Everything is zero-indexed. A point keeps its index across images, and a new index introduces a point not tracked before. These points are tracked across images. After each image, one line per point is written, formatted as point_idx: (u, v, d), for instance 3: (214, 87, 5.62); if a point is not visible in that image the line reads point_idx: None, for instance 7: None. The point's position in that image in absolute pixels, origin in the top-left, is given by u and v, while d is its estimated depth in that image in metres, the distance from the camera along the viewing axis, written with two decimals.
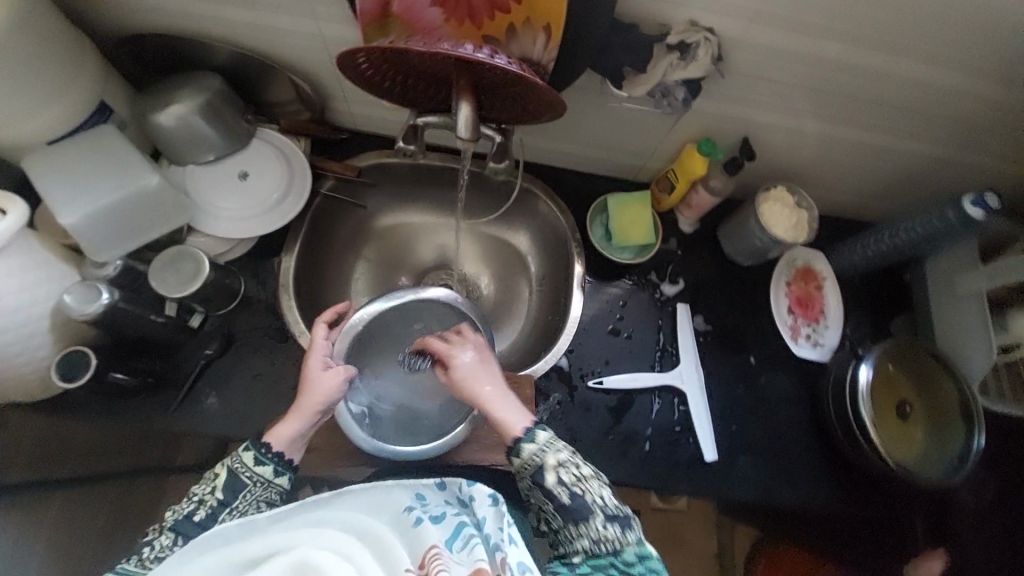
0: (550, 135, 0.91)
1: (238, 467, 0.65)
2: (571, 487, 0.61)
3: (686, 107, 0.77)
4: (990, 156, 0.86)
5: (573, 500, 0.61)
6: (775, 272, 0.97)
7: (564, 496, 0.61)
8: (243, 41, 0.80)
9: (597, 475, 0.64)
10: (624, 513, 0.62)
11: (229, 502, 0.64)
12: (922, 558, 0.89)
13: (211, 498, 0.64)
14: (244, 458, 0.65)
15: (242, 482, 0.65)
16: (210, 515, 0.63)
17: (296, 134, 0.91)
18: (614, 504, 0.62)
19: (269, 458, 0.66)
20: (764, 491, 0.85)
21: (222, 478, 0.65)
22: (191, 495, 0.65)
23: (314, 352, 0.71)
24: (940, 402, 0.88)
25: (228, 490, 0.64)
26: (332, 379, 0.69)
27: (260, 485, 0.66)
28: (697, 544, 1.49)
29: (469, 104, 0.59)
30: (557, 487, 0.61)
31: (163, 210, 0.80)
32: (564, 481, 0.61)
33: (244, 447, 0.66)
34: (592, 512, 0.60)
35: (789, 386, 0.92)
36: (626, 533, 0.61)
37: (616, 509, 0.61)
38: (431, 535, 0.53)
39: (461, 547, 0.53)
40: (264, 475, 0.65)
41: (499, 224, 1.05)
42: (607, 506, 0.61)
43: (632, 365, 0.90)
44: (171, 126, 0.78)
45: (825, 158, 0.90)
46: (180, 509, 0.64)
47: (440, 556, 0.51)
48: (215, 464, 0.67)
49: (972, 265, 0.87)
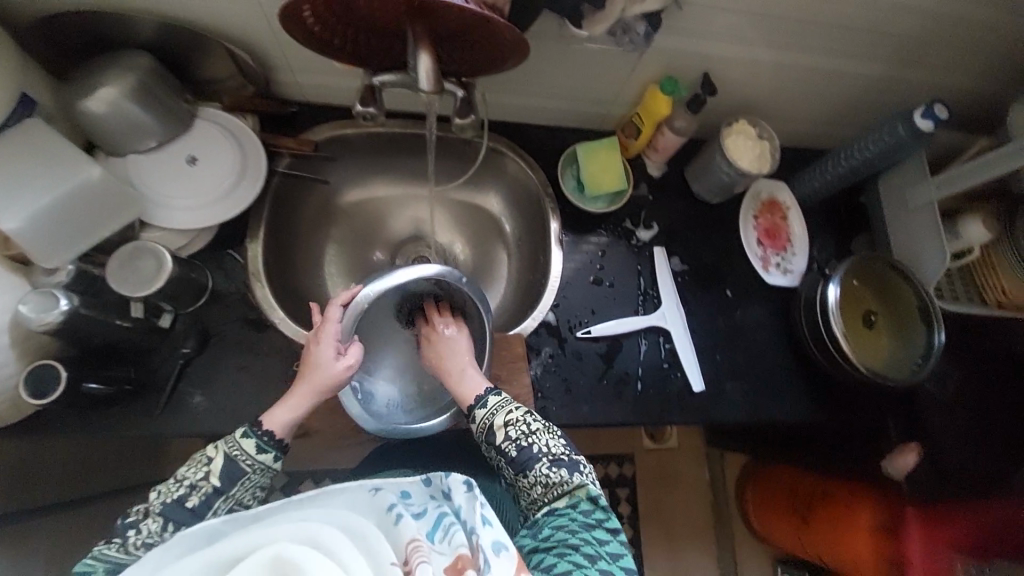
0: (512, 88, 0.88)
1: (237, 454, 0.65)
2: (518, 439, 0.68)
3: (647, 42, 0.76)
4: (943, 70, 0.87)
5: (520, 451, 0.67)
6: (742, 205, 0.99)
7: (512, 448, 0.68)
8: (166, 11, 0.73)
9: (546, 428, 0.70)
10: (569, 457, 0.68)
11: (225, 490, 0.65)
12: (898, 454, 0.92)
13: (206, 484, 0.64)
14: (244, 446, 0.66)
15: (240, 468, 0.65)
16: (204, 501, 0.64)
17: (242, 111, 0.86)
18: (558, 449, 0.68)
19: (260, 436, 0.67)
20: (751, 415, 0.90)
21: (218, 463, 0.65)
22: (182, 479, 0.64)
23: (326, 337, 0.71)
24: (902, 307, 0.93)
25: (225, 478, 0.65)
26: (343, 368, 0.71)
27: (259, 472, 0.67)
28: (691, 476, 1.58)
29: (428, 56, 0.55)
30: (505, 443, 0.68)
31: (110, 205, 0.75)
32: (510, 434, 0.68)
33: (243, 435, 0.66)
34: (536, 459, 0.67)
35: (767, 316, 0.95)
36: (575, 474, 0.66)
37: (560, 454, 0.67)
38: (412, 527, 0.54)
39: (442, 537, 0.55)
40: (264, 463, 0.67)
41: (469, 187, 1.03)
42: (550, 452, 0.67)
43: (617, 312, 0.91)
44: (103, 113, 0.72)
45: (787, 87, 0.90)
46: (168, 492, 0.63)
47: (422, 548, 0.53)
48: (206, 447, 0.66)
49: (930, 180, 0.89)
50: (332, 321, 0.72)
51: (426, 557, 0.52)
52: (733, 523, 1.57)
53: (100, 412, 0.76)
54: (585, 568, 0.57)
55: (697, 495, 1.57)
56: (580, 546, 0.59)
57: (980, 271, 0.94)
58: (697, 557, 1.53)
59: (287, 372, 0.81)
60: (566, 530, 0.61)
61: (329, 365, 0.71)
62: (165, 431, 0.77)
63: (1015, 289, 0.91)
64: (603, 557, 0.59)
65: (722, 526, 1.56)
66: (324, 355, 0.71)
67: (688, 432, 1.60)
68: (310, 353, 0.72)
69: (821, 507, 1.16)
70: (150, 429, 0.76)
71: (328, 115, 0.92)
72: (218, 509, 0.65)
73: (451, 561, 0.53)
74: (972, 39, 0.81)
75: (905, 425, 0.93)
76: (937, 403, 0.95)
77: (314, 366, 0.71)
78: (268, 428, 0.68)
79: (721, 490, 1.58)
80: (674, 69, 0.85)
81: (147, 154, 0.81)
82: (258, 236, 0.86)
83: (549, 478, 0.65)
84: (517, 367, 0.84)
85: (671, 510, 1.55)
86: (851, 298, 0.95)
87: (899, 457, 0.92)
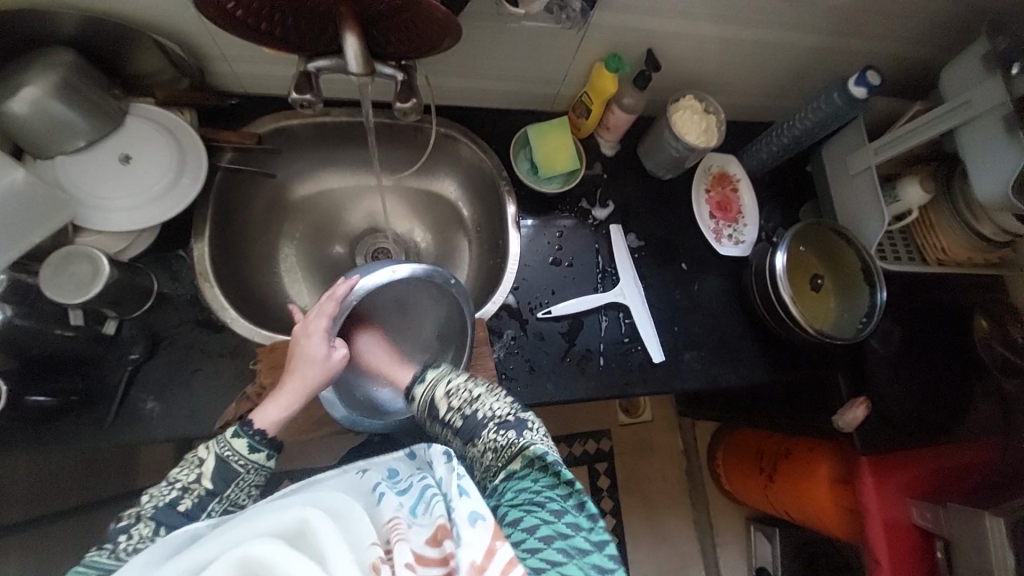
0: (457, 71, 0.87)
1: (229, 455, 0.64)
2: (462, 408, 0.70)
3: (585, 19, 0.76)
4: (876, 41, 0.90)
5: (465, 420, 0.69)
6: (694, 180, 1.01)
7: (457, 418, 0.69)
8: (82, 3, 0.69)
9: (489, 394, 0.72)
10: (516, 418, 0.69)
11: (219, 491, 0.64)
12: (849, 407, 0.95)
13: (198, 487, 0.63)
14: (235, 446, 0.65)
15: (233, 469, 0.64)
16: (198, 504, 0.63)
17: (178, 106, 0.82)
18: (504, 411, 0.69)
19: (250, 434, 0.65)
20: (710, 380, 0.93)
21: (210, 464, 0.64)
22: (174, 481, 0.63)
23: (318, 331, 0.71)
24: (845, 266, 0.97)
25: (218, 480, 0.64)
26: (333, 362, 0.72)
27: (253, 471, 0.66)
28: (665, 446, 1.63)
29: (355, 36, 0.56)
30: (449, 412, 0.70)
31: (39, 211, 0.71)
32: (452, 404, 0.70)
33: (234, 434, 0.65)
34: (483, 424, 0.68)
35: (722, 285, 0.98)
36: (524, 434, 0.66)
37: (507, 416, 0.69)
38: (391, 507, 0.55)
39: (423, 511, 0.55)
40: (258, 463, 0.66)
41: (424, 175, 1.02)
42: (494, 415, 0.69)
43: (576, 292, 0.92)
44: (26, 114, 0.68)
45: (729, 61, 0.91)
46: (162, 495, 0.62)
47: (401, 526, 0.53)
48: (198, 448, 0.66)
49: (867, 146, 0.93)
50: (322, 316, 0.73)
51: (404, 534, 0.52)
52: (707, 487, 1.62)
53: (47, 426, 0.73)
54: (554, 523, 0.57)
55: (672, 463, 1.62)
56: (545, 502, 0.59)
57: (919, 231, 0.98)
58: (675, 523, 1.58)
59: (244, 372, 0.80)
60: (529, 489, 0.61)
61: (324, 357, 0.71)
62: (118, 440, 0.74)
63: (952, 246, 0.95)
64: (568, 510, 0.58)
65: (698, 491, 1.61)
66: (316, 349, 0.71)
67: (661, 405, 1.65)
68: (300, 348, 0.71)
69: (787, 465, 1.21)
70: (102, 440, 0.74)
71: (272, 106, 0.90)
72: (214, 510, 0.64)
73: (431, 533, 0.52)
74: (901, 9, 0.83)
75: (854, 380, 0.98)
76: (883, 358, 0.99)
77: (306, 361, 0.71)
78: (259, 427, 0.66)
79: (695, 457, 1.62)
80: (619, 47, 0.85)
81: (78, 154, 0.77)
82: (204, 236, 0.83)
83: (496, 440, 0.66)
84: (480, 351, 0.85)
85: (648, 480, 1.59)
86: (801, 262, 1.00)
87: (849, 411, 0.95)
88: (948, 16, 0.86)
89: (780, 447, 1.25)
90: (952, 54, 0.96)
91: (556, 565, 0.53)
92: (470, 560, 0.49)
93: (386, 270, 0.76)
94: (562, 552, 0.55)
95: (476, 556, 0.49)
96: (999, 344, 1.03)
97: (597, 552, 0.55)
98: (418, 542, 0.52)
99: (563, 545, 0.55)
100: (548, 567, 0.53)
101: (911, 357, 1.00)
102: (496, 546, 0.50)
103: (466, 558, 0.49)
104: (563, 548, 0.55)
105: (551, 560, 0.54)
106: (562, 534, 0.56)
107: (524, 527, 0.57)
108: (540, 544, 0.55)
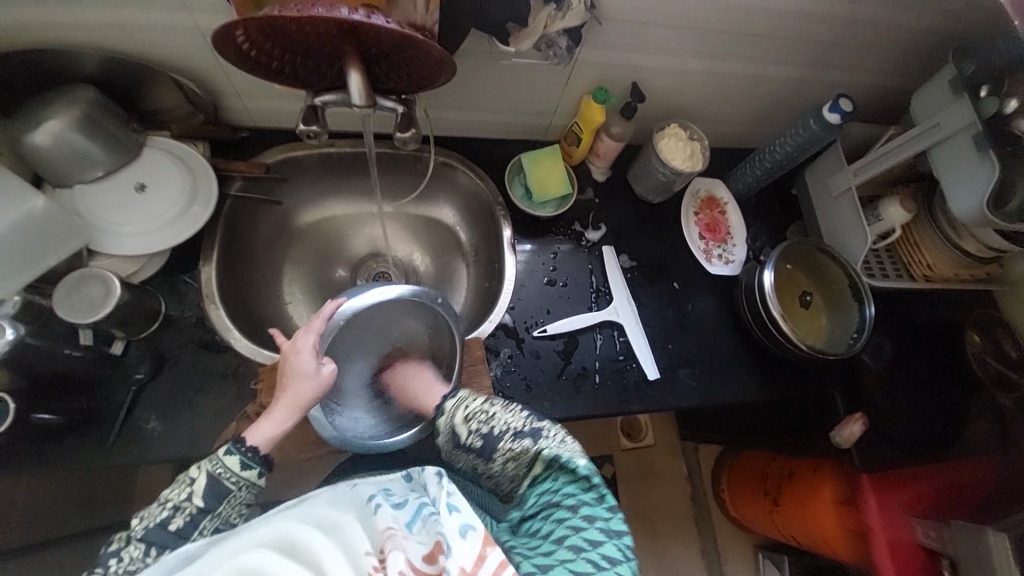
0: (455, 104, 0.93)
1: (221, 472, 0.65)
2: (479, 429, 0.72)
3: (571, 55, 0.81)
4: (850, 71, 0.95)
5: (484, 439, 0.71)
6: (683, 203, 1.05)
7: (477, 439, 0.72)
8: (109, 45, 0.74)
9: (504, 408, 0.74)
10: (531, 427, 0.70)
11: (212, 508, 0.65)
12: (846, 422, 0.96)
13: (189, 505, 0.63)
14: (228, 464, 0.65)
15: (225, 486, 0.65)
16: (189, 522, 0.64)
17: (192, 139, 0.88)
18: (520, 422, 0.71)
19: (242, 451, 0.66)
20: (705, 396, 0.94)
21: (201, 483, 0.64)
22: (165, 501, 0.63)
23: (308, 346, 0.72)
24: (834, 286, 0.99)
25: (210, 498, 0.64)
26: (322, 378, 0.72)
27: (245, 488, 0.67)
28: (668, 472, 1.60)
29: (358, 73, 0.60)
30: (468, 436, 0.72)
31: (56, 234, 0.75)
32: (471, 428, 0.72)
33: (226, 452, 0.65)
34: (500, 438, 0.70)
35: (713, 303, 1.00)
36: (540, 440, 0.68)
37: (522, 428, 0.70)
38: (387, 519, 0.55)
39: (420, 527, 0.55)
40: (249, 480, 0.66)
41: (422, 201, 1.07)
42: (511, 427, 0.71)
43: (571, 310, 0.94)
44: (49, 145, 0.73)
45: (711, 91, 0.97)
46: (152, 516, 0.63)
47: (396, 535, 0.53)
48: (190, 467, 0.66)
49: (847, 168, 0.97)
50: (311, 332, 0.74)
51: (399, 544, 0.52)
52: (712, 513, 1.59)
53: (50, 445, 0.74)
54: (568, 520, 0.59)
55: (676, 488, 1.59)
56: (562, 502, 0.61)
57: (904, 248, 1.01)
58: (681, 553, 1.54)
59: (246, 390, 0.82)
60: (547, 492, 0.64)
61: (316, 373, 0.72)
62: (118, 459, 0.75)
63: (937, 262, 0.98)
64: (586, 503, 0.60)
65: (703, 518, 1.58)
66: (307, 365, 0.72)
67: (663, 429, 1.63)
68: (290, 365, 0.72)
69: (791, 487, 1.20)
70: (104, 460, 0.75)
71: (280, 138, 0.95)
72: (206, 528, 0.65)
73: (428, 549, 0.52)
74: (871, 41, 0.89)
75: (849, 396, 0.98)
76: (875, 373, 1.00)
77: (296, 378, 0.71)
78: (252, 445, 0.67)
79: (698, 482, 1.60)
80: (606, 81, 0.91)
81: (96, 184, 0.82)
82: (211, 260, 0.87)
83: (516, 450, 0.69)
84: (476, 369, 0.87)
85: (652, 507, 1.56)
86: (790, 280, 1.03)
87: (845, 427, 0.95)
88: (912, 48, 0.92)
89: (783, 469, 1.24)
90: (920, 82, 1.01)
91: (567, 562, 0.54)
92: (460, 568, 0.49)
93: (375, 291, 0.80)
94: (573, 548, 0.56)
95: (465, 563, 0.50)
96: (991, 358, 1.04)
97: (609, 542, 0.56)
98: (414, 557, 0.52)
99: (577, 540, 0.56)
100: (558, 563, 0.54)
101: (904, 372, 1.02)
102: (486, 552, 0.50)
103: (455, 566, 0.49)
104: (575, 545, 0.56)
105: (562, 557, 0.55)
106: (575, 528, 0.57)
107: (545, 532, 0.59)
108: (552, 546, 0.57)
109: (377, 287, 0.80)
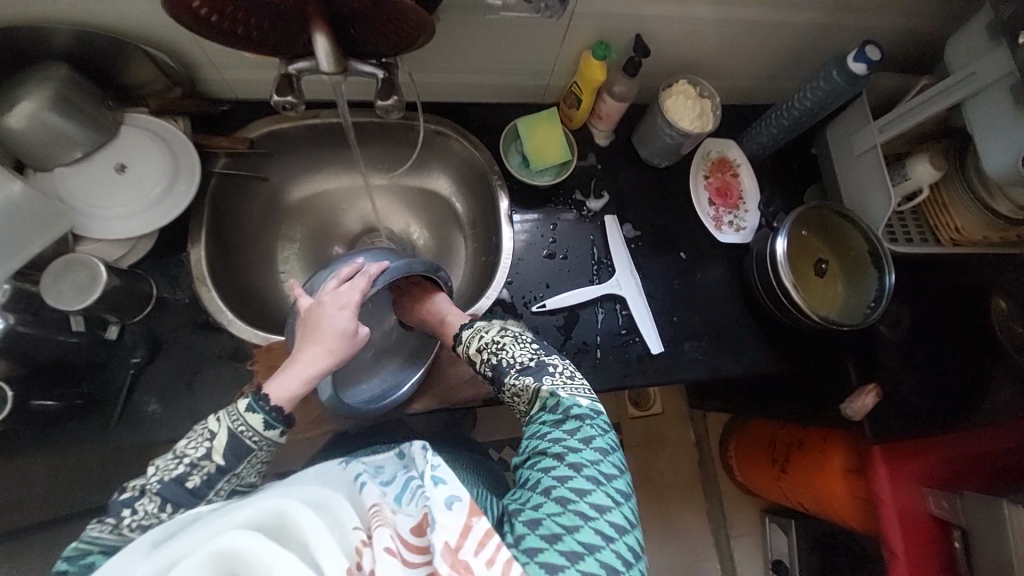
0: (445, 67, 0.87)
1: (243, 430, 0.63)
2: (490, 359, 0.75)
3: (563, 6, 0.74)
4: (877, 14, 0.86)
5: (493, 369, 0.73)
6: (692, 166, 0.99)
7: (488, 367, 0.74)
8: (74, 18, 0.70)
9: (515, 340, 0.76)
10: (536, 363, 0.72)
11: (230, 469, 0.63)
12: (856, 394, 0.92)
13: (208, 463, 0.62)
14: (250, 421, 0.63)
15: (246, 445, 0.63)
16: (206, 481, 0.62)
17: (173, 115, 0.84)
18: (526, 358, 0.73)
19: (265, 410, 0.64)
20: (711, 369, 0.91)
21: (222, 439, 0.62)
22: (182, 455, 0.62)
23: (353, 306, 0.70)
24: (849, 249, 0.94)
25: (230, 456, 0.63)
26: (352, 339, 0.71)
27: (265, 448, 0.65)
28: (676, 438, 1.60)
29: (327, 36, 0.56)
30: (481, 362, 0.76)
31: (39, 220, 0.73)
32: (482, 354, 0.75)
33: (248, 409, 0.64)
34: (506, 372, 0.72)
35: (721, 272, 0.96)
36: (543, 378, 0.70)
37: (525, 363, 0.72)
38: (374, 495, 0.55)
39: (408, 499, 0.55)
40: (271, 439, 0.65)
41: (417, 172, 1.03)
42: (516, 362, 0.72)
43: (572, 284, 0.91)
44: (24, 128, 0.70)
45: (721, 44, 0.89)
46: (167, 469, 0.61)
47: (383, 511, 0.53)
48: (210, 421, 0.64)
49: (873, 122, 0.89)
50: (355, 291, 0.71)
51: (386, 521, 0.52)
52: (720, 479, 1.59)
53: (55, 430, 0.74)
54: (554, 470, 0.60)
55: (683, 455, 1.59)
56: (548, 449, 0.62)
57: (931, 209, 0.94)
58: (689, 515, 1.56)
59: (243, 372, 0.81)
60: (536, 437, 0.64)
61: (352, 334, 0.71)
62: (122, 441, 0.76)
63: (967, 226, 0.90)
64: (570, 451, 0.61)
65: (711, 482, 1.58)
66: (345, 324, 0.70)
67: (672, 397, 1.62)
68: (327, 320, 0.70)
69: (800, 456, 1.18)
70: (107, 443, 0.76)
71: (264, 109, 0.90)
72: (221, 489, 0.64)
73: (416, 521, 0.52)
74: None
75: (864, 365, 0.95)
76: (893, 344, 0.96)
77: (332, 333, 0.69)
78: (275, 402, 0.65)
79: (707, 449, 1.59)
80: (605, 35, 0.84)
81: (77, 167, 0.79)
82: (201, 240, 0.85)
83: (518, 387, 0.70)
84: None
85: (659, 472, 1.57)
86: (804, 246, 0.97)
87: (858, 399, 0.91)
88: None
89: (792, 437, 1.22)
90: (956, 25, 0.92)
91: (553, 514, 0.56)
92: (444, 541, 0.50)
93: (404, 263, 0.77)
94: (560, 500, 0.57)
95: (451, 537, 0.50)
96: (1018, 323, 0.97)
97: (597, 491, 0.58)
98: (403, 529, 0.52)
99: (564, 491, 0.58)
100: (545, 516, 0.56)
101: (922, 342, 0.97)
102: (473, 522, 0.50)
103: (440, 540, 0.50)
104: (562, 497, 0.57)
105: (550, 510, 0.56)
106: (562, 480, 0.58)
107: (530, 484, 0.60)
108: (540, 500, 0.57)
109: (419, 257, 0.78)
